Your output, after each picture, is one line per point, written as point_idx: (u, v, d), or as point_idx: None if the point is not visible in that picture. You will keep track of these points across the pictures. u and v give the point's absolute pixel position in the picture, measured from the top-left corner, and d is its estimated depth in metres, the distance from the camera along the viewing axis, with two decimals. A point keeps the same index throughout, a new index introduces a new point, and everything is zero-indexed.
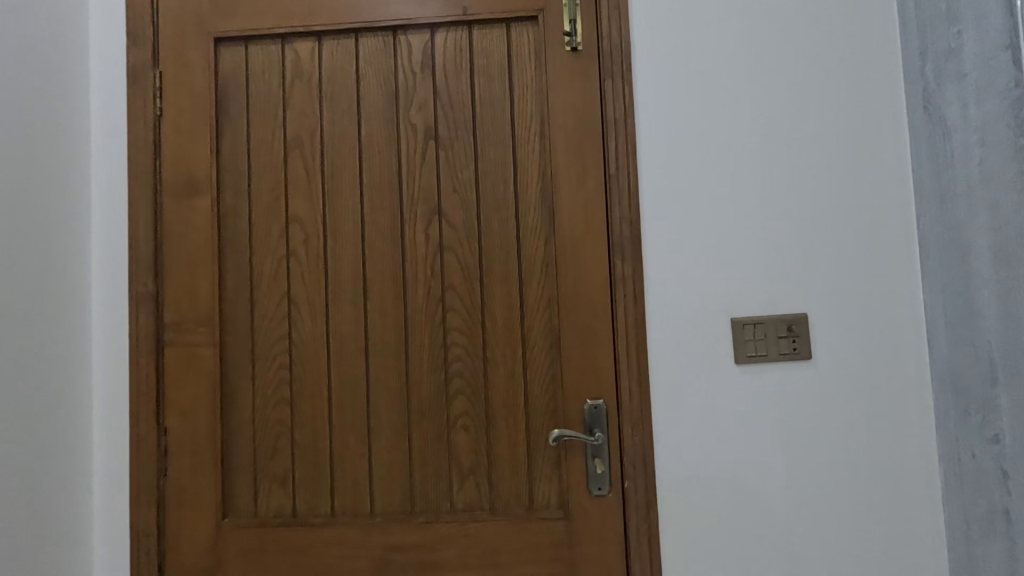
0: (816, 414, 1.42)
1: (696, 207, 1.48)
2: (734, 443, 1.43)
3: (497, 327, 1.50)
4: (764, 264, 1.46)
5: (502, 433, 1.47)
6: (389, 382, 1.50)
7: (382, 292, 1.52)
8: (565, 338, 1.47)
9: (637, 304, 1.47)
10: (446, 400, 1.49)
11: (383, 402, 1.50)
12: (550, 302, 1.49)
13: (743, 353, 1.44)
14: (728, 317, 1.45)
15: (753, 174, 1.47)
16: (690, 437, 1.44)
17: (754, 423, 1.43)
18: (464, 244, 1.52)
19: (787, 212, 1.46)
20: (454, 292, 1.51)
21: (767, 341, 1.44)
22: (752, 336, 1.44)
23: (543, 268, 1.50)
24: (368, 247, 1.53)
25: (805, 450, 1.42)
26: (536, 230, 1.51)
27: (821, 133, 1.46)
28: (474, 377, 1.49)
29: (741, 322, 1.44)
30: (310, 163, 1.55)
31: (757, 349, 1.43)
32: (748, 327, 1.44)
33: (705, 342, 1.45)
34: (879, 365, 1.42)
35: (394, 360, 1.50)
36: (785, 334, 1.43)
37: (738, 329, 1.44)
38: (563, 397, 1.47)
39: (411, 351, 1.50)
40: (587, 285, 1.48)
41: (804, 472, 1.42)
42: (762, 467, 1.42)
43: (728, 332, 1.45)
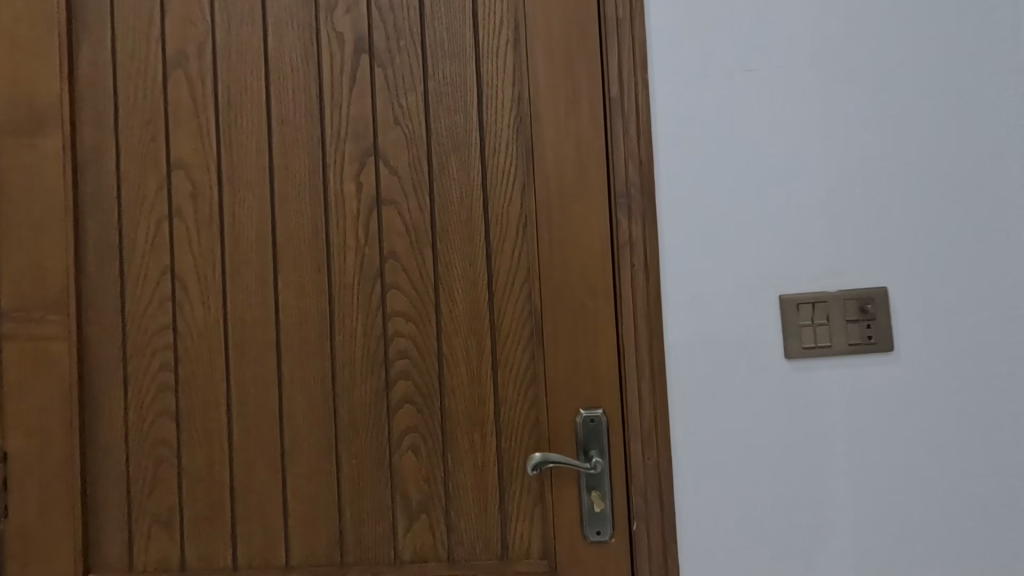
0: (898, 427, 1.02)
1: (733, 140, 1.05)
2: (785, 469, 1.03)
3: (456, 312, 1.09)
4: (828, 218, 1.04)
5: (464, 456, 1.08)
6: (310, 387, 1.10)
7: (298, 264, 1.11)
8: (550, 324, 1.07)
9: (649, 276, 1.05)
10: (387, 411, 1.09)
11: (302, 414, 1.10)
12: (529, 276, 1.08)
13: (797, 344, 1.03)
14: (777, 295, 1.04)
15: (812, 93, 1.05)
16: (724, 461, 1.03)
17: (813, 441, 1.03)
18: (410, 198, 1.10)
19: (860, 145, 1.04)
20: (396, 264, 1.10)
21: (832, 327, 1.03)
22: (810, 320, 1.03)
23: (518, 230, 1.09)
24: (278, 203, 1.12)
25: (883, 476, 1.02)
26: (509, 176, 1.09)
27: (910, 32, 1.03)
28: (425, 379, 1.09)
29: (795, 301, 1.03)
30: (198, 89, 1.13)
31: (817, 338, 1.03)
32: (805, 308, 1.03)
33: (744, 329, 1.04)
34: (990, 357, 1.01)
35: (317, 357, 1.10)
36: (856, 317, 1.02)
37: (791, 309, 1.03)
38: (547, 405, 1.07)
39: (340, 343, 1.10)
40: (579, 252, 1.07)
41: (882, 507, 1.02)
42: (823, 502, 1.03)
43: (776, 315, 1.04)
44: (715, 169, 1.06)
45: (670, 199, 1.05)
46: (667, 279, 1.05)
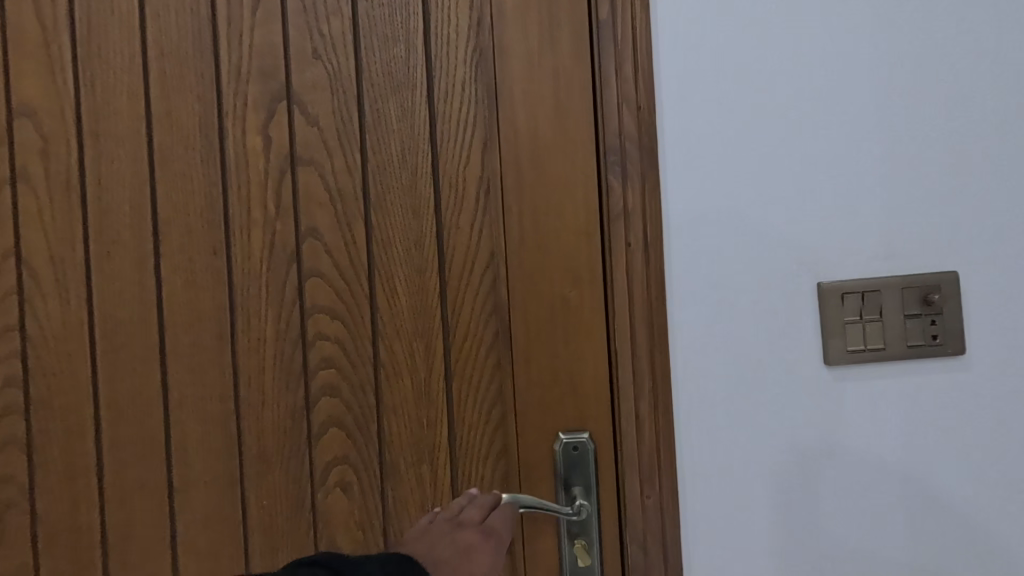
0: (965, 453, 0.80)
1: (759, 79, 0.80)
2: (822, 508, 0.80)
3: (398, 308, 0.84)
4: (880, 184, 0.80)
5: (409, 493, 0.83)
6: (206, 407, 0.84)
7: (188, 245, 0.84)
8: (520, 323, 0.82)
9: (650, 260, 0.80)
10: (308, 438, 0.84)
11: (195, 443, 0.84)
12: (492, 261, 0.83)
13: (839, 346, 0.79)
14: (816, 283, 0.80)
15: (861, 19, 0.80)
16: (743, 499, 0.80)
17: (858, 472, 0.80)
18: (335, 158, 0.84)
19: (922, 89, 0.80)
20: (318, 245, 0.84)
21: (885, 324, 0.79)
22: (858, 315, 0.79)
23: (478, 199, 0.83)
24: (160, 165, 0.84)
25: (945, 516, 0.80)
26: (465, 128, 0.83)
27: None
28: (358, 395, 0.84)
29: (838, 290, 0.79)
30: (48, 8, 0.84)
31: (867, 339, 0.79)
32: (851, 299, 0.79)
33: (772, 328, 0.80)
34: None
35: (214, 368, 0.84)
36: (916, 312, 0.79)
37: (833, 302, 0.79)
38: (517, 429, 0.82)
39: (245, 348, 0.84)
40: (558, 228, 0.82)
41: (943, 555, 0.80)
42: (869, 550, 0.80)
43: (813, 309, 0.80)
44: (735, 118, 0.80)
45: (676, 158, 0.80)
46: (673, 263, 0.80)
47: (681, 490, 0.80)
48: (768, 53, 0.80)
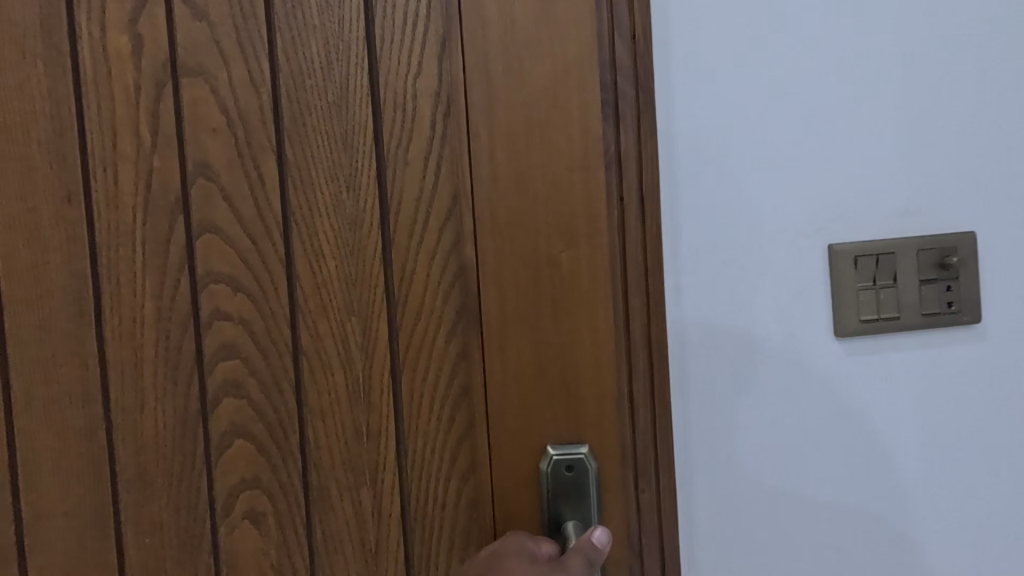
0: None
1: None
2: (866, 516, 0.65)
3: (325, 276, 0.60)
4: (943, 113, 0.64)
5: (344, 528, 0.61)
6: (63, 415, 0.61)
7: (31, 189, 0.60)
8: (495, 296, 0.59)
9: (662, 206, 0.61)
10: (206, 453, 0.61)
11: (49, 464, 0.61)
12: (456, 209, 0.59)
13: (853, 320, 0.63)
14: (829, 243, 0.63)
15: None
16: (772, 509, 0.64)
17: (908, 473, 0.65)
18: (234, 65, 0.60)
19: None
20: (212, 187, 0.60)
21: (901, 288, 0.64)
22: (870, 281, 0.63)
23: (436, 123, 0.59)
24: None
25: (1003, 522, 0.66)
26: (416, 22, 0.59)
27: None
28: (272, 394, 0.61)
29: (851, 252, 0.63)
30: None
31: (885, 308, 0.64)
32: (862, 260, 0.63)
33: (786, 294, 0.63)
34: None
35: (74, 362, 0.61)
36: (939, 270, 0.64)
37: (842, 266, 0.63)
38: (491, 440, 0.60)
39: (115, 332, 0.61)
40: (545, 163, 0.59)
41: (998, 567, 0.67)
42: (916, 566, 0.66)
43: (822, 276, 0.63)
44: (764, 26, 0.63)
45: (694, 72, 0.61)
46: (673, 215, 0.62)
47: (685, 503, 0.63)
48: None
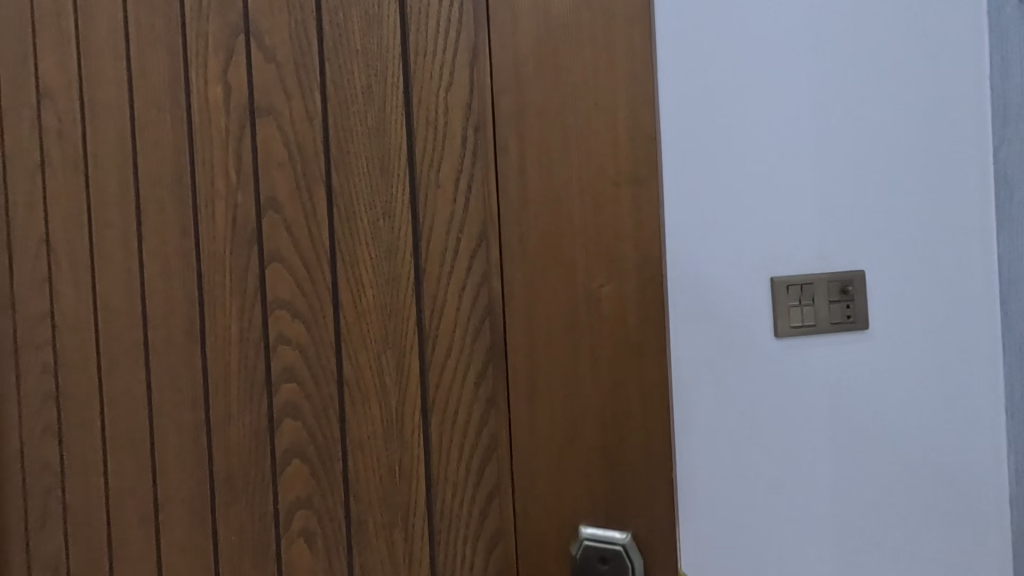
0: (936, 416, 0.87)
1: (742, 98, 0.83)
2: (801, 478, 0.85)
3: (365, 306, 0.59)
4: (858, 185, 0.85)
5: (381, 567, 0.59)
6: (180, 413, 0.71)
7: (163, 221, 0.71)
8: (522, 340, 0.50)
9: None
10: (273, 467, 0.65)
11: (172, 454, 0.72)
12: (485, 237, 0.52)
13: (786, 329, 0.84)
14: (769, 275, 0.84)
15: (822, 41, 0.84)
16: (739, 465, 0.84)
17: (848, 438, 0.85)
18: (294, 100, 0.62)
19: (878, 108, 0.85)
20: (278, 220, 0.64)
21: (819, 306, 0.84)
22: (797, 301, 0.84)
23: (466, 141, 0.53)
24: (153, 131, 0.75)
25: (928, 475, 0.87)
26: (448, 33, 0.54)
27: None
28: (321, 419, 0.62)
29: (783, 280, 0.83)
30: None
31: (809, 321, 0.84)
32: (791, 286, 0.84)
33: (737, 315, 0.83)
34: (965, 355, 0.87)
35: (188, 368, 0.71)
36: (846, 292, 0.85)
37: (779, 294, 0.84)
38: (517, 504, 0.51)
39: (210, 347, 0.69)
40: (581, 177, 0.48)
41: (921, 509, 0.87)
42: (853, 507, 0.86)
43: (764, 300, 0.84)
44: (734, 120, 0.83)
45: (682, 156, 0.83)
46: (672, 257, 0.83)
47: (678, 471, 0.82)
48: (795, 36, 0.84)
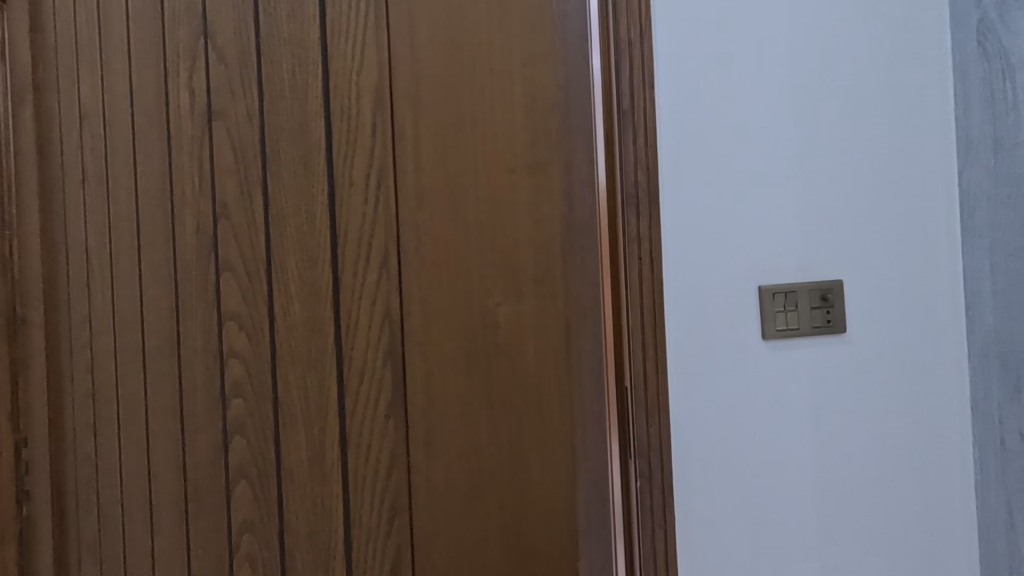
0: (917, 439, 0.75)
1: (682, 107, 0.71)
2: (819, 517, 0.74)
3: (294, 320, 0.61)
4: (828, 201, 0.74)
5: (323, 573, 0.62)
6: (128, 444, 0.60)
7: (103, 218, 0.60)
8: (422, 350, 0.62)
9: (651, 238, 0.71)
10: (225, 487, 0.61)
11: (117, 489, 0.60)
12: (396, 248, 0.62)
13: (772, 338, 0.73)
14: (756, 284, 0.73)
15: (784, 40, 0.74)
16: (695, 501, 0.72)
17: (833, 464, 0.74)
18: (234, 108, 0.61)
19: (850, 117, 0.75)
20: (224, 228, 0.61)
21: (803, 314, 0.74)
22: (780, 309, 0.73)
23: (370, 175, 0.62)
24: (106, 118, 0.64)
25: (912, 503, 0.75)
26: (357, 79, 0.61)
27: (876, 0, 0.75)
28: (263, 434, 0.61)
29: (770, 288, 0.73)
30: None
31: (792, 328, 0.73)
32: (776, 293, 0.73)
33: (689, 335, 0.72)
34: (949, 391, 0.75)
35: (144, 385, 0.60)
36: (829, 301, 0.74)
37: (764, 304, 0.73)
38: (434, 464, 0.62)
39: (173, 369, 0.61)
40: (477, 196, 0.63)
41: (897, 558, 0.75)
42: (836, 545, 0.74)
43: (748, 310, 0.73)
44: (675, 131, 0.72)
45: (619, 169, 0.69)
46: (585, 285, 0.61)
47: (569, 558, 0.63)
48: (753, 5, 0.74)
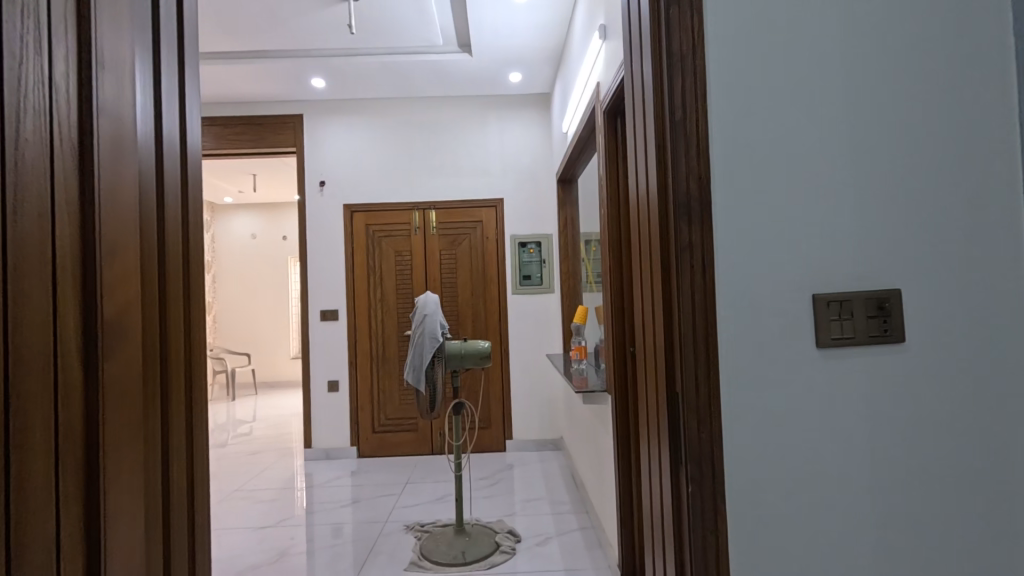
0: (984, 453, 0.73)
1: (737, 125, 0.73)
2: (883, 529, 0.73)
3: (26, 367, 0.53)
4: (886, 211, 0.74)
5: None
6: (117, 433, 0.61)
7: (116, 225, 0.63)
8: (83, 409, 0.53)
9: (702, 247, 0.72)
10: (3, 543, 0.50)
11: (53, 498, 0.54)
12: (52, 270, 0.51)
13: (827, 344, 0.73)
14: (810, 293, 0.73)
15: (838, 56, 0.75)
16: (750, 508, 0.72)
17: (890, 475, 0.73)
18: (41, 133, 0.55)
19: (910, 127, 0.75)
20: (31, 266, 0.53)
21: (858, 321, 0.73)
22: (835, 316, 0.73)
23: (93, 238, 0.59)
24: (166, 146, 0.72)
25: (974, 516, 0.73)
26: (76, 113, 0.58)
27: (934, 19, 0.75)
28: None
29: (825, 296, 0.73)
30: None
31: (847, 336, 0.73)
32: (832, 302, 0.73)
33: (749, 343, 0.72)
34: (1016, 402, 0.74)
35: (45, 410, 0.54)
36: (884, 310, 0.73)
37: (818, 312, 0.73)
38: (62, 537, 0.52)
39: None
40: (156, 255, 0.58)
41: (964, 568, 0.73)
42: (896, 554, 0.73)
43: (804, 318, 0.73)
44: (733, 149, 0.73)
45: None
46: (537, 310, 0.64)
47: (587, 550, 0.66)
48: (806, 19, 0.75)
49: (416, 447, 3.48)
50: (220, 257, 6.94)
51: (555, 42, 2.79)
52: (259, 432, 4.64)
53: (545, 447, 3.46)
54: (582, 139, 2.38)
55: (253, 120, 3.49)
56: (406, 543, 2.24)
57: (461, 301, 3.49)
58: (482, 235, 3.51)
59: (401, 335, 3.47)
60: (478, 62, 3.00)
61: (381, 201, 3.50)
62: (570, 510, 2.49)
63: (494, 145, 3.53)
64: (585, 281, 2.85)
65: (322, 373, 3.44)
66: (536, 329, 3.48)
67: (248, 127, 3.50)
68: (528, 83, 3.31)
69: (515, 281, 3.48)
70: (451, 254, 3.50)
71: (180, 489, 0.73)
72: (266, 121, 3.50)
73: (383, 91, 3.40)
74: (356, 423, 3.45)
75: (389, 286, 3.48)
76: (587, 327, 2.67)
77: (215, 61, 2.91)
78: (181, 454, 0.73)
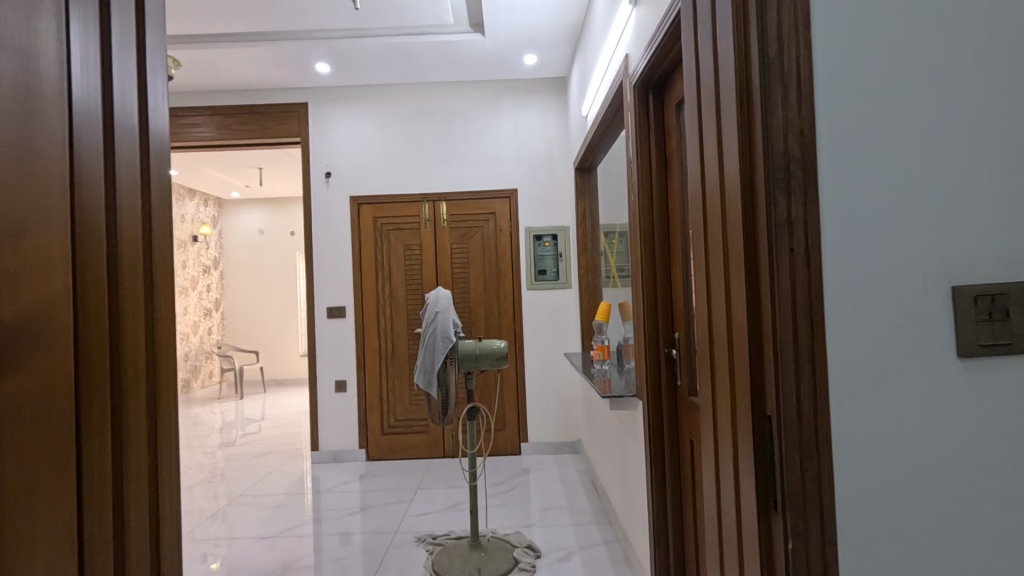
0: None
1: (851, 62, 0.55)
2: None
3: None
4: None
5: None
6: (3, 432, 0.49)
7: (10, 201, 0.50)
8: None
9: (805, 224, 0.54)
10: None
11: None
12: None
13: (973, 353, 0.55)
14: (951, 285, 0.55)
15: None
16: (871, 567, 0.54)
17: None
18: None
19: None
20: None
21: (1017, 322, 0.55)
22: (986, 316, 0.54)
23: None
24: (82, 111, 0.59)
25: None
26: None
27: None
28: None
29: (972, 289, 0.54)
30: None
31: (1001, 342, 0.55)
32: (981, 297, 0.55)
33: (871, 352, 0.54)
34: None
35: None
36: None
37: (962, 310, 0.55)
38: None
39: None
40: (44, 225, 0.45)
41: None
42: None
43: (942, 317, 0.55)
44: (846, 95, 0.55)
45: None
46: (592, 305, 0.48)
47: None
48: None
49: (427, 450, 3.33)
50: (228, 253, 6.86)
51: (573, 19, 2.59)
52: (267, 431, 4.53)
53: (562, 450, 3.29)
54: (605, 121, 2.19)
55: (256, 108, 3.35)
56: (417, 556, 2.09)
57: (473, 297, 3.33)
58: (495, 228, 3.34)
59: (411, 333, 3.32)
60: (491, 43, 2.82)
61: (389, 193, 3.34)
62: (592, 521, 2.32)
63: (507, 133, 3.34)
64: (607, 276, 2.67)
65: (329, 372, 3.30)
66: (552, 326, 3.30)
67: (251, 116, 3.36)
68: (543, 66, 3.12)
69: (529, 277, 3.30)
70: (462, 248, 3.33)
71: (104, 515, 0.60)
72: (269, 109, 3.35)
73: (391, 76, 3.23)
74: (365, 424, 3.31)
75: (398, 282, 3.33)
76: (610, 325, 2.49)
77: (215, 44, 2.77)
78: (103, 472, 0.60)
